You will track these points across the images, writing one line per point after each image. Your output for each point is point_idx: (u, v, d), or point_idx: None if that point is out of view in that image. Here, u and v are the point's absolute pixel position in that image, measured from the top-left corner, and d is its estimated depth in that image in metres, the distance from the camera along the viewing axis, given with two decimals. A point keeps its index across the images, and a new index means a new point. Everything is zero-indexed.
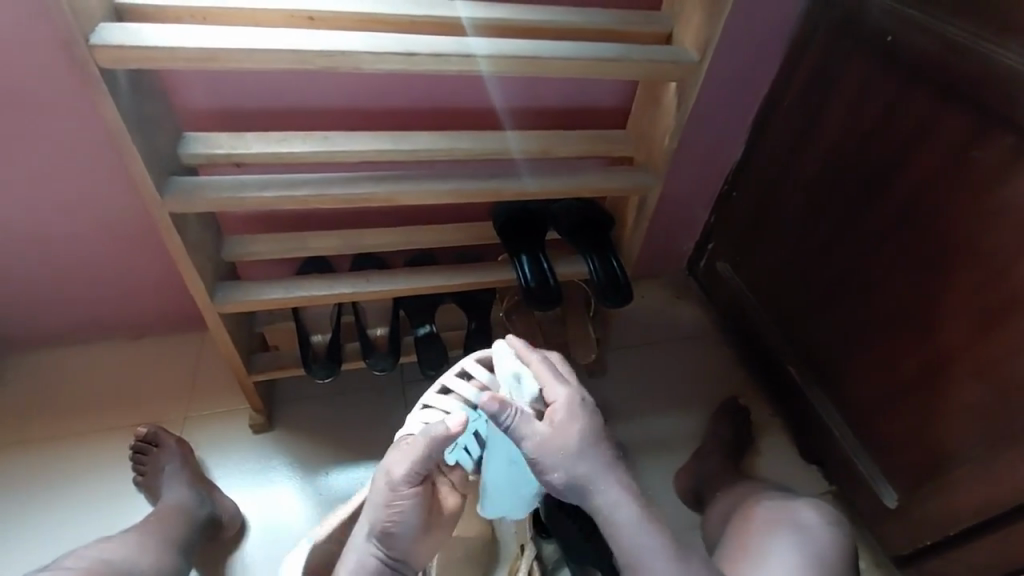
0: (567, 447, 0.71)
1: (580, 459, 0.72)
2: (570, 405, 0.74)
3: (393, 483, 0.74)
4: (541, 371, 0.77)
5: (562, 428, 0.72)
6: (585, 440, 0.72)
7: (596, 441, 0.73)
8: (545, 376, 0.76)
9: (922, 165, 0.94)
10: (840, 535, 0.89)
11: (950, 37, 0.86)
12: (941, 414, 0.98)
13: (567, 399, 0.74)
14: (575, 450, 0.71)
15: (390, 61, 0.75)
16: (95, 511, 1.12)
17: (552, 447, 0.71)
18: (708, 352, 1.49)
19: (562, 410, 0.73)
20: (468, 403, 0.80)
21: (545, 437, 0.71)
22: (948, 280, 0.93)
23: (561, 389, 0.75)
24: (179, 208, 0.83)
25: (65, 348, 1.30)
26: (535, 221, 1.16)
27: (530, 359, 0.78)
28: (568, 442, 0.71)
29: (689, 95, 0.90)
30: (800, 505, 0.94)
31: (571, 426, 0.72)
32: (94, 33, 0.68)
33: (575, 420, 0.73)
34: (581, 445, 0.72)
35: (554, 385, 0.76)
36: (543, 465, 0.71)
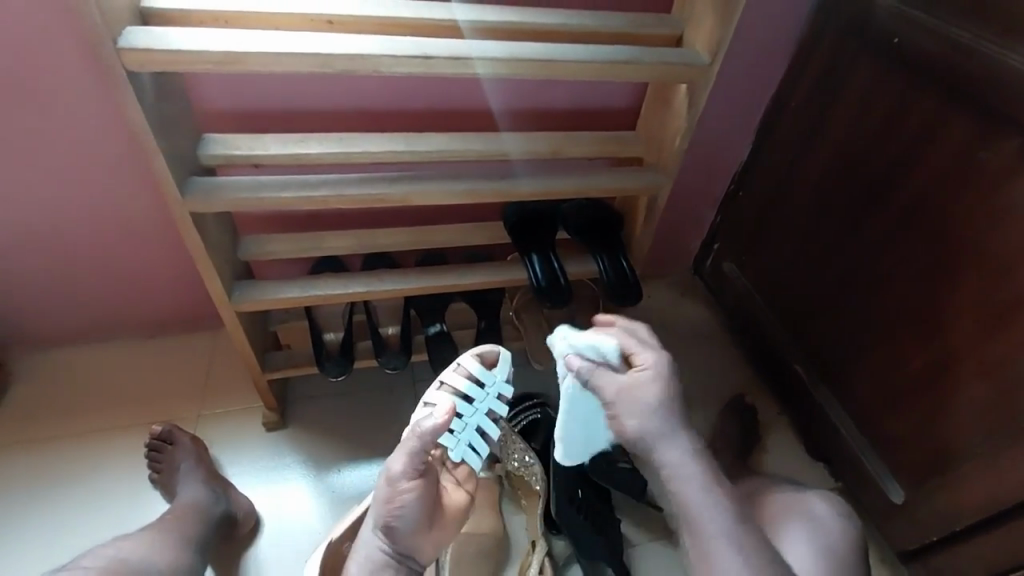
0: (644, 403, 0.75)
1: (652, 415, 0.76)
2: (657, 368, 0.77)
3: (392, 479, 0.75)
4: (625, 336, 0.79)
5: (642, 386, 0.76)
6: (661, 400, 0.76)
7: (670, 403, 0.77)
8: (636, 343, 0.78)
9: (928, 164, 0.95)
10: (850, 527, 0.91)
11: (956, 39, 0.88)
12: (947, 410, 0.99)
13: (655, 363, 0.77)
14: (654, 407, 0.76)
15: (408, 64, 0.76)
16: (110, 508, 1.14)
17: (632, 399, 0.75)
18: (714, 350, 1.51)
19: (649, 371, 0.76)
20: (463, 393, 0.86)
21: (628, 389, 0.75)
22: (954, 277, 0.94)
23: (651, 353, 0.78)
24: (199, 208, 0.85)
25: (80, 347, 1.31)
26: (545, 221, 1.18)
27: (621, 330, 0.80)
28: (646, 399, 0.75)
29: (700, 97, 0.92)
30: (810, 496, 0.95)
31: (650, 385, 0.76)
32: (122, 36, 0.69)
33: (659, 381, 0.76)
34: (659, 404, 0.76)
35: (643, 348, 0.78)
36: (622, 415, 0.76)
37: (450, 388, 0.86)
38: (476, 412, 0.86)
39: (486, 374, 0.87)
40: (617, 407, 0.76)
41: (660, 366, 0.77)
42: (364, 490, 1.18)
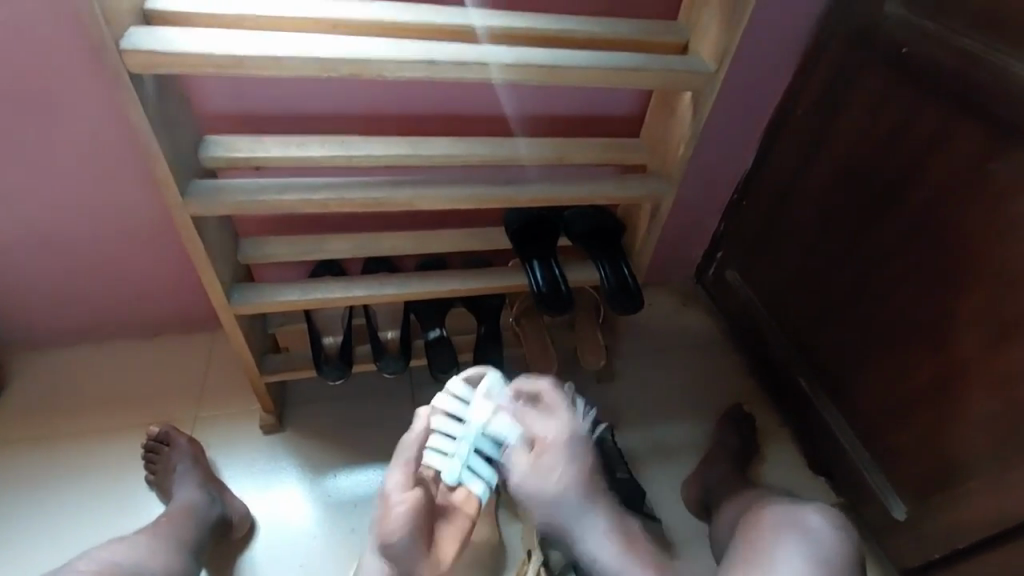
0: (547, 486, 0.88)
1: (561, 494, 0.88)
2: (558, 443, 0.89)
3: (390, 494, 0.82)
4: (530, 416, 0.91)
5: (543, 462, 0.88)
6: (567, 478, 0.88)
7: (574, 474, 0.89)
8: (540, 419, 0.91)
9: (936, 178, 0.94)
10: (846, 541, 0.89)
11: (967, 51, 0.87)
12: (952, 426, 0.98)
13: (556, 437, 0.90)
14: (561, 488, 0.88)
15: (412, 69, 0.76)
16: (105, 508, 1.13)
17: (534, 483, 0.88)
18: (716, 359, 1.49)
19: (550, 446, 0.89)
20: (455, 414, 0.88)
21: (530, 474, 0.88)
22: (961, 292, 0.93)
23: (552, 421, 0.91)
24: (200, 210, 0.84)
25: (78, 346, 1.31)
26: (546, 227, 1.17)
27: (525, 405, 0.93)
28: (549, 483, 0.88)
29: (705, 105, 0.91)
30: (806, 509, 0.94)
31: (553, 465, 0.89)
32: (125, 37, 0.69)
33: (561, 457, 0.89)
34: (566, 482, 0.88)
35: (547, 426, 0.91)
36: (533, 503, 0.88)
37: (440, 411, 0.88)
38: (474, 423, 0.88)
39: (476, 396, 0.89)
40: (528, 492, 0.88)
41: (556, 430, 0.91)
42: (359, 495, 1.17)
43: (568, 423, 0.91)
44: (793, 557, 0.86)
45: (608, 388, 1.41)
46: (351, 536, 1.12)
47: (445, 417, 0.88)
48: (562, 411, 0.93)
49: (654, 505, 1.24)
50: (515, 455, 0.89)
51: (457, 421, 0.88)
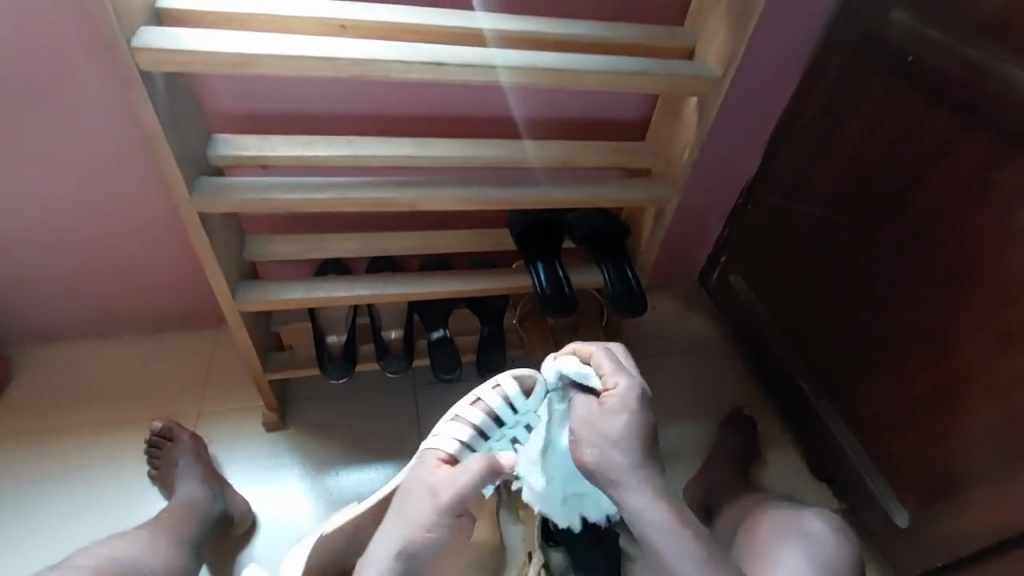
0: (609, 436, 0.68)
1: (621, 452, 0.67)
2: (627, 393, 0.69)
3: (443, 507, 0.69)
4: (602, 357, 0.73)
5: (609, 412, 0.68)
6: (632, 433, 0.68)
7: (643, 438, 0.68)
8: (611, 363, 0.72)
9: (942, 185, 0.94)
10: (846, 543, 0.89)
11: (972, 59, 0.87)
12: (955, 434, 0.98)
13: (626, 388, 0.70)
14: (624, 445, 0.68)
15: (418, 70, 0.76)
16: (108, 504, 1.14)
17: (593, 428, 0.69)
18: (719, 364, 1.49)
19: (617, 396, 0.69)
20: (496, 413, 0.74)
21: (591, 415, 0.69)
22: (966, 300, 0.93)
23: (622, 376, 0.71)
24: (206, 207, 0.85)
25: (84, 341, 1.32)
26: (551, 229, 1.17)
27: (599, 347, 0.75)
28: (611, 432, 0.68)
29: (710, 108, 0.91)
30: (807, 514, 0.94)
31: (619, 415, 0.68)
32: (135, 35, 0.70)
33: (628, 409, 0.68)
34: (627, 437, 0.68)
35: (617, 370, 0.71)
36: (587, 448, 0.68)
37: (483, 407, 0.74)
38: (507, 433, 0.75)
39: (524, 402, 0.73)
40: (580, 434, 0.69)
41: (632, 389, 0.70)
42: (361, 493, 1.18)
43: (639, 378, 0.72)
44: (792, 558, 0.86)
45: None
46: None
47: (487, 417, 0.73)
48: (632, 367, 0.73)
49: None
50: (583, 395, 0.72)
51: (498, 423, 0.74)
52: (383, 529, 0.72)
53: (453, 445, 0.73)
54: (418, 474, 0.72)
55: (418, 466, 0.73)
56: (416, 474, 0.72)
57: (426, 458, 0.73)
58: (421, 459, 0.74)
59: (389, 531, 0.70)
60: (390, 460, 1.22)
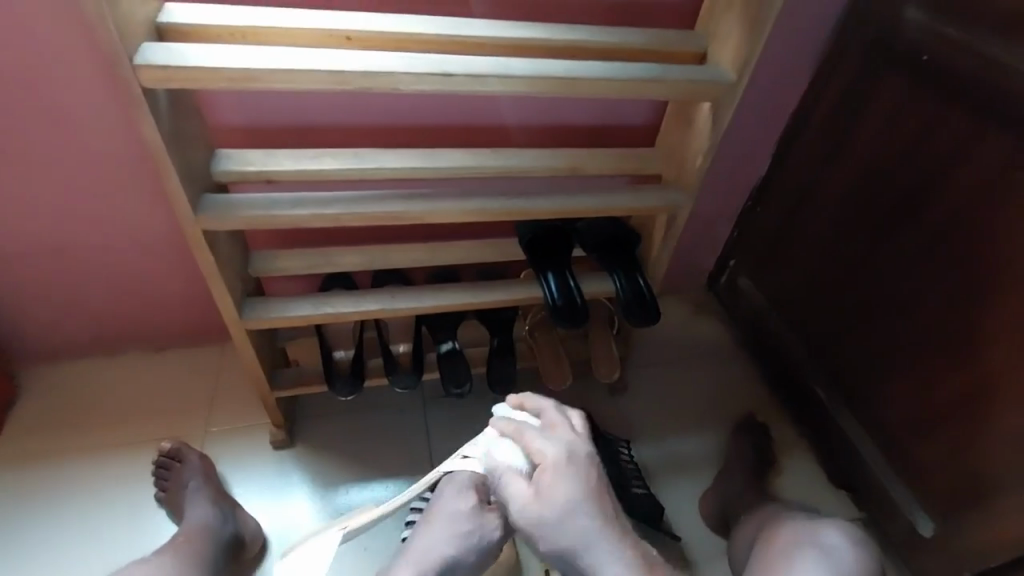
0: (550, 515, 0.69)
1: (563, 529, 0.69)
2: (557, 465, 0.70)
3: (486, 542, 0.83)
4: (529, 433, 0.73)
5: (546, 490, 0.69)
6: (572, 507, 0.69)
7: (585, 504, 0.69)
8: (537, 436, 0.73)
9: (960, 186, 0.93)
10: (864, 554, 0.86)
11: (990, 57, 0.85)
12: (980, 440, 0.95)
13: (556, 459, 0.71)
14: (565, 518, 0.69)
15: (428, 81, 0.75)
16: (112, 530, 1.11)
17: (534, 509, 0.69)
18: (732, 369, 1.47)
19: (551, 472, 0.70)
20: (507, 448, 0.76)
21: (528, 498, 0.70)
22: (987, 304, 0.91)
23: (552, 445, 0.72)
24: (210, 225, 0.83)
25: (86, 360, 1.29)
26: (560, 238, 1.15)
27: (522, 421, 0.75)
28: (549, 515, 0.69)
29: (725, 114, 0.90)
30: (823, 526, 0.91)
31: (555, 488, 0.69)
32: (137, 52, 0.68)
33: (564, 480, 0.70)
34: (569, 510, 0.69)
35: (545, 442, 0.72)
36: (536, 531, 0.69)
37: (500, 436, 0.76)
38: None
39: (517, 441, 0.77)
40: (524, 518, 0.70)
41: (561, 463, 0.70)
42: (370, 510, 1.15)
43: (568, 440, 0.73)
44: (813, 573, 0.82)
45: (622, 400, 1.38)
46: (363, 555, 1.10)
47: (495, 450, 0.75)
48: (563, 427, 0.74)
49: (672, 521, 1.21)
50: (512, 478, 0.71)
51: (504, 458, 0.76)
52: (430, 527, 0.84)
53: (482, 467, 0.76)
54: (458, 497, 0.85)
55: (456, 488, 0.85)
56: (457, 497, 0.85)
57: (461, 483, 0.86)
58: (451, 483, 0.87)
59: (432, 542, 0.82)
60: (399, 476, 1.20)
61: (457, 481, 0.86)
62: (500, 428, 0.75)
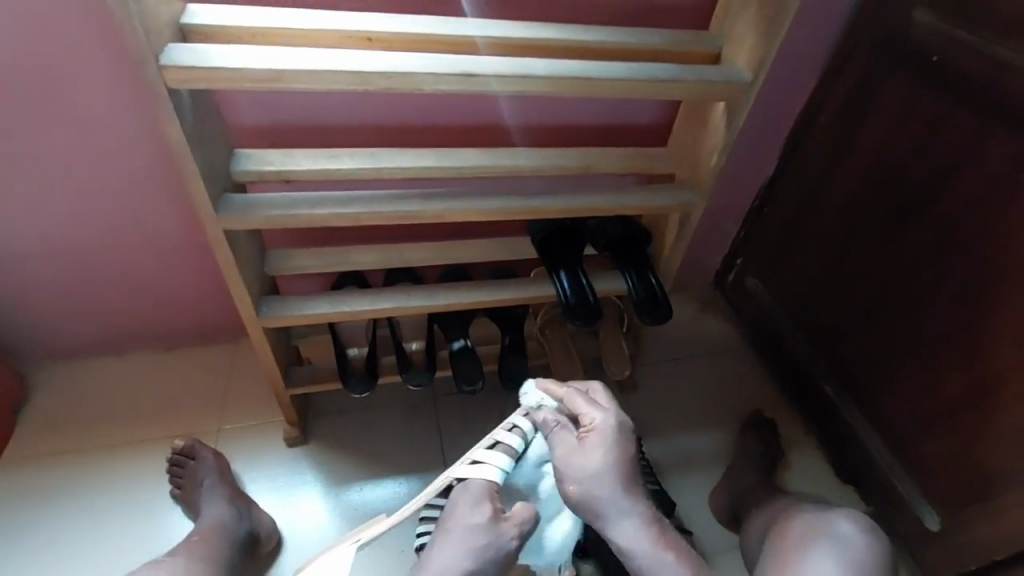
0: (590, 469, 0.75)
1: (603, 481, 0.75)
2: (603, 427, 0.77)
3: (504, 553, 0.74)
4: (578, 397, 0.81)
5: (589, 447, 0.76)
6: (610, 466, 0.76)
7: (623, 466, 0.77)
8: (585, 401, 0.80)
9: (969, 185, 0.94)
10: (878, 542, 0.86)
11: (1000, 58, 0.86)
12: (988, 437, 0.96)
13: (601, 423, 0.77)
14: (605, 473, 0.75)
15: (449, 82, 0.76)
16: (128, 527, 1.12)
17: (573, 460, 0.76)
18: (739, 367, 1.48)
19: (594, 432, 0.77)
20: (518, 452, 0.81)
21: (571, 451, 0.76)
22: (994, 303, 0.92)
23: (597, 411, 0.79)
24: (231, 225, 0.84)
25: (98, 358, 1.30)
26: (572, 237, 1.16)
27: (570, 388, 0.82)
28: (589, 467, 0.75)
29: (740, 114, 0.90)
30: (836, 515, 0.92)
31: (598, 447, 0.76)
32: (163, 53, 0.69)
33: (607, 441, 0.77)
34: (607, 468, 0.76)
35: (591, 407, 0.79)
36: (571, 478, 0.76)
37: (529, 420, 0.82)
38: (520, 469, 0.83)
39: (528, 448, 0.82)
40: (563, 470, 0.76)
41: (606, 424, 0.78)
42: (384, 508, 1.16)
43: (613, 410, 0.80)
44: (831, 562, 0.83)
45: (631, 397, 1.39)
46: (377, 553, 1.11)
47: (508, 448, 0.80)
48: (608, 400, 0.81)
49: (682, 517, 1.22)
50: (561, 429, 0.79)
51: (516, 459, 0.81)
52: (440, 542, 0.74)
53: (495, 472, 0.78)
54: (472, 510, 0.75)
55: (471, 497, 0.76)
56: (469, 511, 0.75)
57: (477, 493, 0.76)
58: (466, 492, 0.77)
59: (441, 562, 0.72)
60: (412, 473, 1.21)
61: (470, 492, 0.76)
62: (551, 388, 0.82)
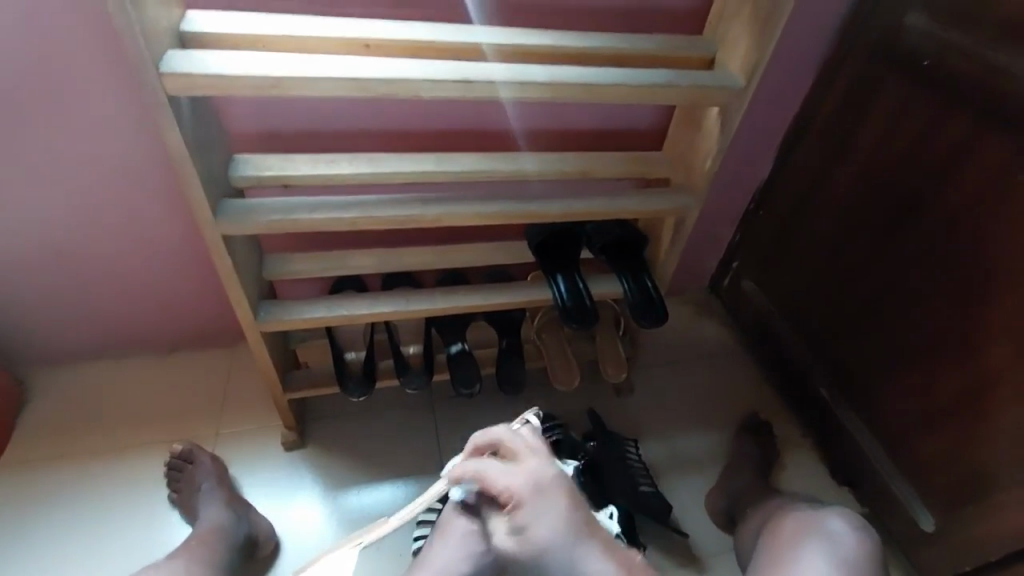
0: (539, 548, 0.60)
1: (550, 559, 0.60)
2: (529, 494, 0.59)
3: None
4: (490, 470, 0.59)
5: (523, 527, 0.59)
6: (557, 534, 0.60)
7: (573, 530, 0.61)
8: (500, 470, 0.59)
9: (961, 188, 0.95)
10: (867, 539, 0.88)
11: (992, 63, 0.88)
12: (982, 438, 0.97)
13: (524, 493, 0.59)
14: (553, 549, 0.60)
15: (446, 88, 0.77)
16: (125, 531, 1.12)
17: (516, 553, 0.60)
18: (736, 369, 1.48)
19: (522, 506, 0.59)
20: None
21: (507, 540, 0.60)
22: (987, 304, 0.93)
23: (513, 477, 0.59)
24: (230, 229, 0.85)
25: (96, 363, 1.30)
26: (568, 241, 1.17)
27: (475, 462, 0.59)
28: (531, 551, 0.59)
29: (734, 119, 0.92)
30: (827, 512, 0.93)
31: (535, 521, 0.59)
32: (163, 60, 0.70)
33: (541, 509, 0.60)
34: (557, 540, 0.60)
35: (508, 475, 0.59)
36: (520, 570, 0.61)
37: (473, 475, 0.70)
38: None
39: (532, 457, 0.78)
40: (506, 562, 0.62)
41: (527, 490, 0.59)
42: (382, 511, 1.16)
43: (531, 467, 0.60)
44: (819, 559, 0.84)
45: (628, 400, 1.40)
46: (375, 556, 1.11)
47: None
48: (528, 453, 0.61)
49: (679, 519, 1.22)
50: (486, 519, 0.61)
51: None
52: (442, 539, 0.74)
53: None
54: None
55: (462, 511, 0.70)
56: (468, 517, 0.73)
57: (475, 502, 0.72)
58: None
59: (442, 560, 0.72)
60: (409, 477, 1.21)
61: None
62: (456, 473, 0.59)
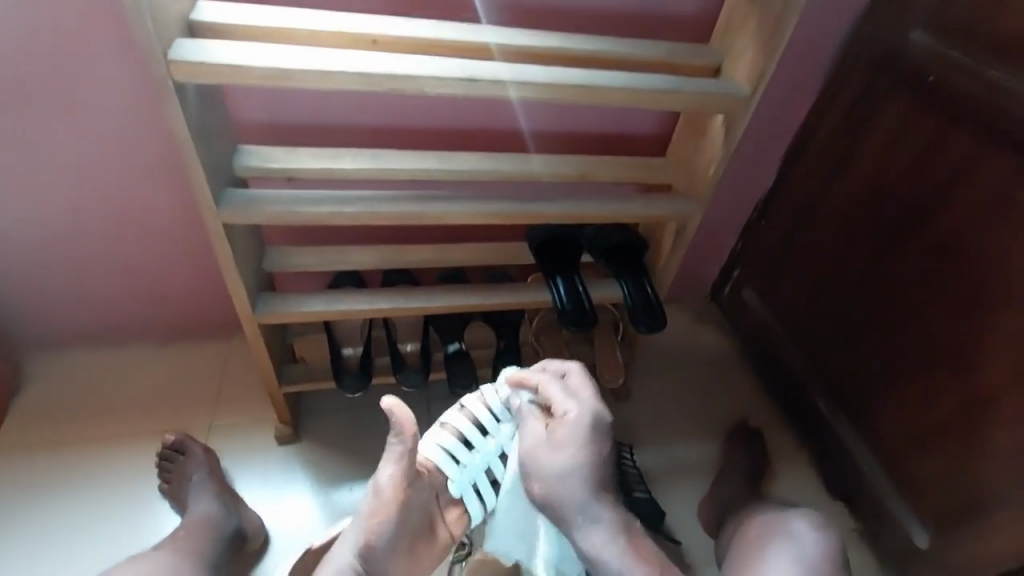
0: (562, 468, 0.77)
1: (568, 485, 0.77)
2: (580, 419, 0.77)
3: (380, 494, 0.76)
4: (551, 389, 0.79)
5: (559, 446, 0.77)
6: (582, 467, 0.77)
7: (594, 471, 0.78)
8: (562, 392, 0.80)
9: (962, 205, 0.95)
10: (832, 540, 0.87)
11: (997, 81, 0.88)
12: (978, 456, 0.97)
13: (575, 417, 0.77)
14: (574, 475, 0.77)
15: (451, 86, 0.77)
16: (114, 520, 1.11)
17: (542, 458, 0.77)
18: (734, 378, 1.48)
19: (566, 427, 0.77)
20: (481, 422, 0.83)
21: (540, 446, 0.77)
22: (988, 321, 0.93)
23: (571, 403, 0.78)
24: (233, 220, 0.85)
25: (92, 350, 1.29)
26: (570, 244, 1.17)
27: (545, 377, 0.81)
28: (559, 464, 0.77)
29: (737, 127, 0.92)
30: (793, 516, 0.93)
31: (569, 449, 0.77)
32: (172, 48, 0.70)
33: (579, 438, 0.77)
34: (579, 470, 0.77)
35: (568, 398, 0.79)
36: (542, 484, 0.77)
37: (469, 413, 0.83)
38: (481, 453, 0.83)
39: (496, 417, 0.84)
40: (530, 471, 0.77)
41: (577, 419, 0.78)
42: None
43: (592, 405, 0.79)
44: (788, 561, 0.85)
45: (623, 406, 1.39)
46: None
47: (472, 423, 0.83)
48: (585, 390, 0.81)
49: (672, 527, 1.22)
50: (530, 424, 0.79)
51: (484, 432, 0.83)
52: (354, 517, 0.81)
53: (451, 439, 0.82)
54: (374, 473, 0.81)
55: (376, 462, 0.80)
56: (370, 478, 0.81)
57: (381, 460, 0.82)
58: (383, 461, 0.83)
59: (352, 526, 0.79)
60: None
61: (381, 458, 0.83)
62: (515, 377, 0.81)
